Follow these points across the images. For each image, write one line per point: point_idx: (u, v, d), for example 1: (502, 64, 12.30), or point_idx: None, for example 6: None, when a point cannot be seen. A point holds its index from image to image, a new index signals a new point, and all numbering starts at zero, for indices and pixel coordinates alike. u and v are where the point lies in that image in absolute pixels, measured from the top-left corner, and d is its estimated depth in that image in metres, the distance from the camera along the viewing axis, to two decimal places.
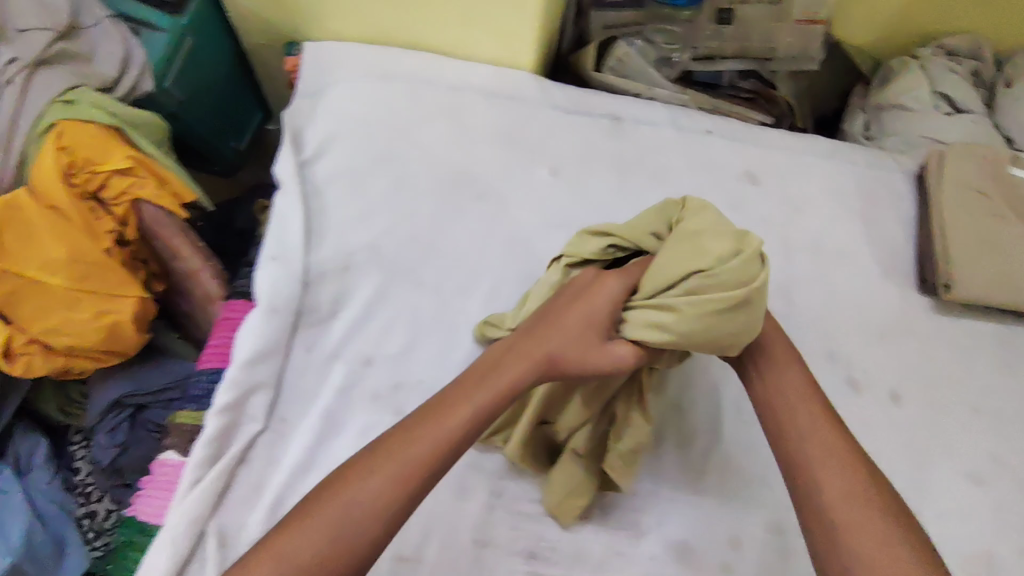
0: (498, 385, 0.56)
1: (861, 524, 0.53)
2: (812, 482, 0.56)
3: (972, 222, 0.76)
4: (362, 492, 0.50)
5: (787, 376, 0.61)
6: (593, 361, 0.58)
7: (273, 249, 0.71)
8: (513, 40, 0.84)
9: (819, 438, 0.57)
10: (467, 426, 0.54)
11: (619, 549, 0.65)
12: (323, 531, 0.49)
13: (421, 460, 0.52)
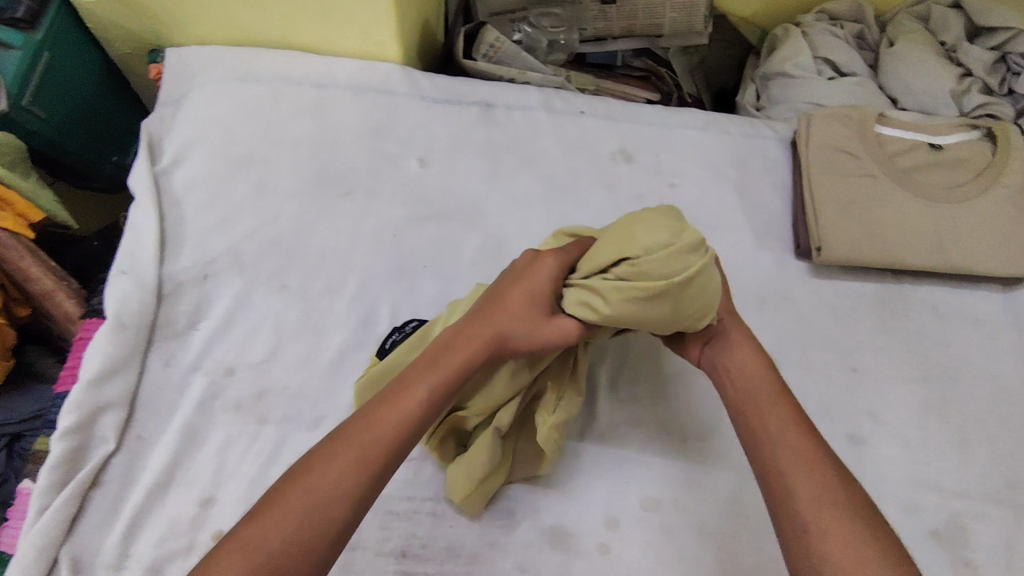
0: (453, 358, 0.56)
1: (836, 521, 0.51)
2: (785, 482, 0.54)
3: (838, 184, 0.77)
4: (328, 473, 0.49)
5: (759, 381, 0.61)
6: (531, 337, 0.58)
7: (124, 264, 0.69)
8: (373, 33, 0.81)
9: (797, 443, 0.56)
10: (425, 401, 0.54)
11: (493, 540, 0.64)
12: (289, 517, 0.47)
13: (385, 438, 0.51)
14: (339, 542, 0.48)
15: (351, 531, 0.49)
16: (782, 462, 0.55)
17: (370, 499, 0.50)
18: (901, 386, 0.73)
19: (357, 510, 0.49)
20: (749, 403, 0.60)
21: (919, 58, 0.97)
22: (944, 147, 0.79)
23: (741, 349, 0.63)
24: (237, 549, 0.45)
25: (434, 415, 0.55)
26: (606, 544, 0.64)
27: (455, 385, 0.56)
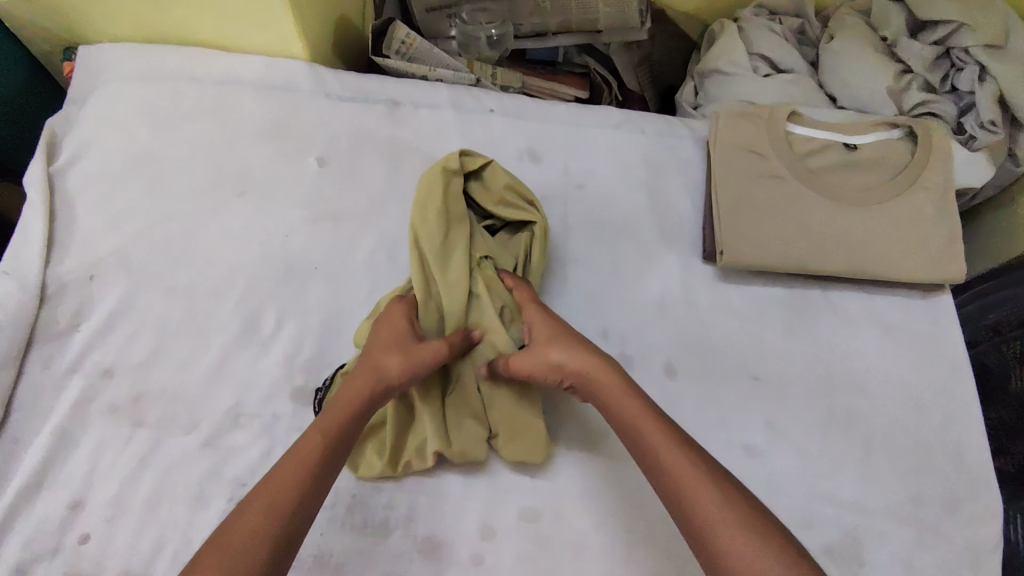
0: (340, 400, 0.58)
1: (735, 537, 0.48)
2: (682, 505, 0.51)
3: (744, 185, 0.74)
4: (243, 520, 0.49)
5: (625, 406, 0.57)
6: (403, 358, 0.60)
7: (8, 265, 0.69)
8: (276, 29, 0.80)
9: (678, 462, 0.52)
10: (323, 443, 0.55)
11: (363, 548, 0.61)
12: (209, 571, 0.47)
13: (283, 498, 0.51)
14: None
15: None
16: (672, 485, 0.52)
17: (296, 532, 0.51)
18: (805, 397, 0.71)
19: (282, 545, 0.49)
20: (626, 427, 0.56)
21: (855, 53, 0.93)
22: (858, 147, 0.76)
23: (598, 373, 0.59)
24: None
25: (340, 450, 0.56)
26: (482, 552, 0.62)
27: (354, 420, 0.57)
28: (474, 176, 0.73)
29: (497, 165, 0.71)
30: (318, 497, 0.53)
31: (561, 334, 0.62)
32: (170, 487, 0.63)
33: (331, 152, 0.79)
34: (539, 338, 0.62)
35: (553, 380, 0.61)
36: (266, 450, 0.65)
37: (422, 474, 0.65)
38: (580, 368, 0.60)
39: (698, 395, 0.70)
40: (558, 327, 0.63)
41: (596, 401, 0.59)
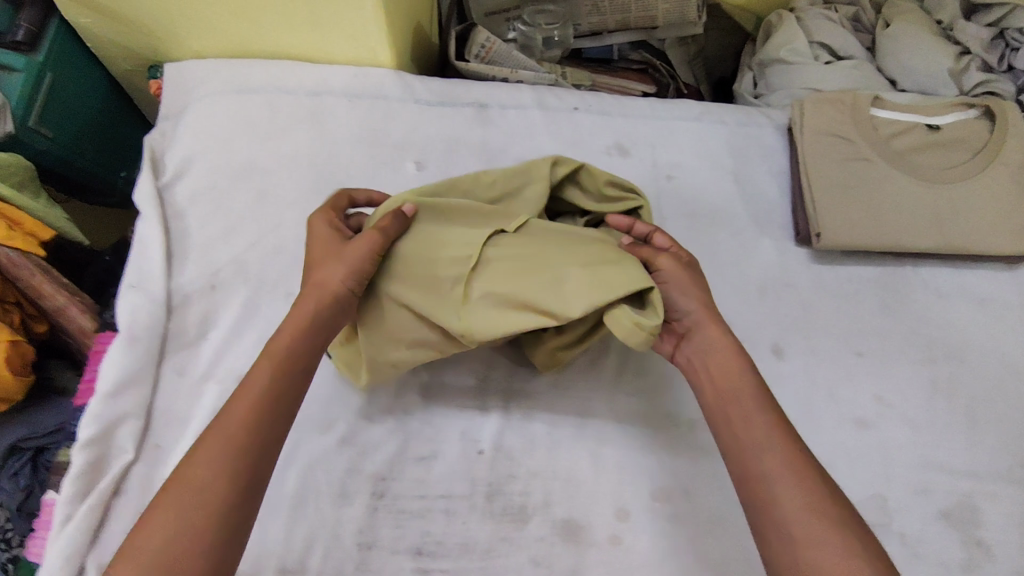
0: (289, 324, 0.60)
1: (793, 484, 0.52)
2: (755, 457, 0.54)
3: (834, 168, 0.77)
4: (201, 460, 0.52)
5: (728, 365, 0.59)
6: (344, 268, 0.63)
7: (133, 278, 0.71)
8: (365, 39, 0.82)
9: (766, 424, 0.55)
10: (273, 375, 0.57)
11: (505, 535, 0.65)
12: (173, 512, 0.49)
13: (239, 420, 0.54)
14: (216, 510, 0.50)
15: (220, 499, 0.50)
16: (752, 438, 0.55)
17: (260, 466, 0.53)
18: (906, 369, 0.74)
19: (245, 479, 0.52)
20: (716, 381, 0.60)
21: (914, 36, 0.96)
22: (941, 128, 0.79)
23: (717, 338, 0.61)
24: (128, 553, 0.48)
25: (286, 384, 0.58)
26: (617, 531, 0.65)
27: (302, 349, 0.59)
28: (574, 181, 0.75)
29: (589, 167, 0.74)
30: (273, 430, 0.55)
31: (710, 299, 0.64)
32: (315, 487, 0.66)
33: (427, 155, 0.81)
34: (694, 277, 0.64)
35: (687, 310, 0.63)
36: (402, 446, 0.68)
37: (553, 461, 0.67)
38: (713, 318, 0.62)
39: (804, 372, 0.73)
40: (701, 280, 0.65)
41: (701, 352, 0.61)
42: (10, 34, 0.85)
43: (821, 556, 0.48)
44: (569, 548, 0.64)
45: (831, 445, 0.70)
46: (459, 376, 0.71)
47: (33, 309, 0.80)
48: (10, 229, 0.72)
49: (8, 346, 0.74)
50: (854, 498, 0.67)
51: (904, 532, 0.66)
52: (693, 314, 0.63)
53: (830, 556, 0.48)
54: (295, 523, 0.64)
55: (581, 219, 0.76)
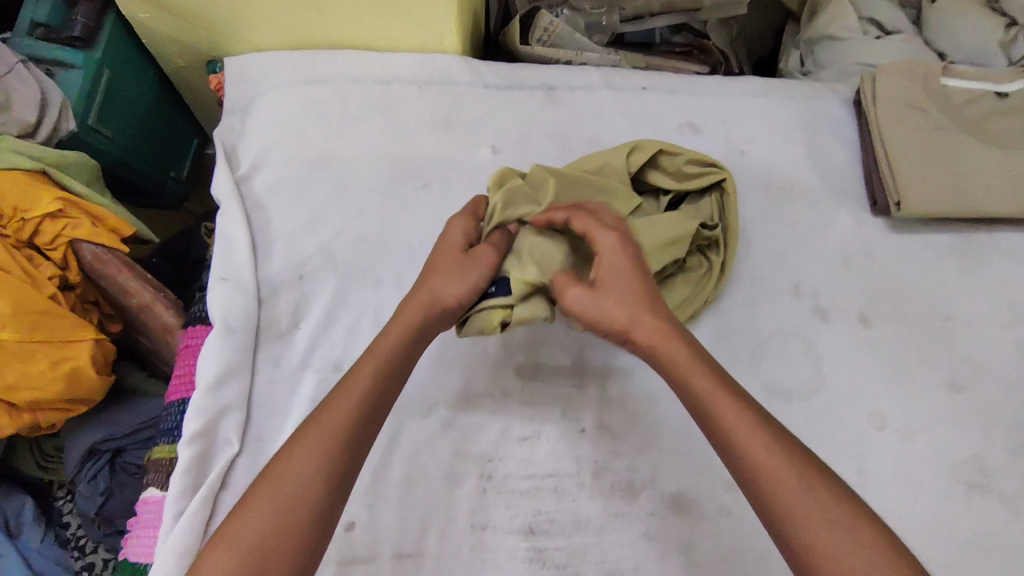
0: (394, 332, 0.58)
1: (783, 477, 0.48)
2: (734, 451, 0.50)
3: (910, 136, 0.78)
4: (291, 462, 0.50)
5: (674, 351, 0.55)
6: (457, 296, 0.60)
7: (222, 270, 0.71)
8: (433, 26, 0.81)
9: (731, 413, 0.51)
10: (375, 374, 0.55)
11: (616, 511, 0.64)
12: (266, 508, 0.48)
13: (341, 420, 0.52)
14: (307, 518, 0.49)
15: (324, 509, 0.50)
16: (722, 432, 0.51)
17: (350, 473, 0.52)
18: (990, 332, 0.75)
19: (336, 488, 0.51)
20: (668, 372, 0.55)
21: (965, 9, 0.94)
22: (1009, 94, 0.80)
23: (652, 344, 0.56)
24: (219, 550, 0.47)
25: (388, 385, 0.56)
26: (726, 502, 0.65)
27: (401, 356, 0.57)
28: (654, 164, 0.73)
29: (670, 147, 0.72)
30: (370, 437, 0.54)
31: (633, 291, 0.58)
32: (422, 470, 0.65)
33: (501, 138, 0.81)
34: (604, 289, 0.58)
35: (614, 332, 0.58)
36: (506, 426, 0.67)
37: (656, 436, 0.67)
38: (647, 322, 0.57)
39: (893, 338, 0.73)
40: (638, 261, 0.60)
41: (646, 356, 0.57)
42: (66, 28, 0.81)
43: (826, 551, 0.45)
44: (680, 520, 0.64)
45: (927, 408, 0.70)
46: (555, 354, 0.71)
47: (109, 308, 0.81)
48: (93, 226, 0.75)
49: (91, 346, 0.73)
50: (955, 459, 0.68)
51: (1006, 490, 0.67)
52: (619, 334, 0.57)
53: (835, 544, 0.46)
54: (406, 507, 0.63)
55: (664, 198, 0.74)
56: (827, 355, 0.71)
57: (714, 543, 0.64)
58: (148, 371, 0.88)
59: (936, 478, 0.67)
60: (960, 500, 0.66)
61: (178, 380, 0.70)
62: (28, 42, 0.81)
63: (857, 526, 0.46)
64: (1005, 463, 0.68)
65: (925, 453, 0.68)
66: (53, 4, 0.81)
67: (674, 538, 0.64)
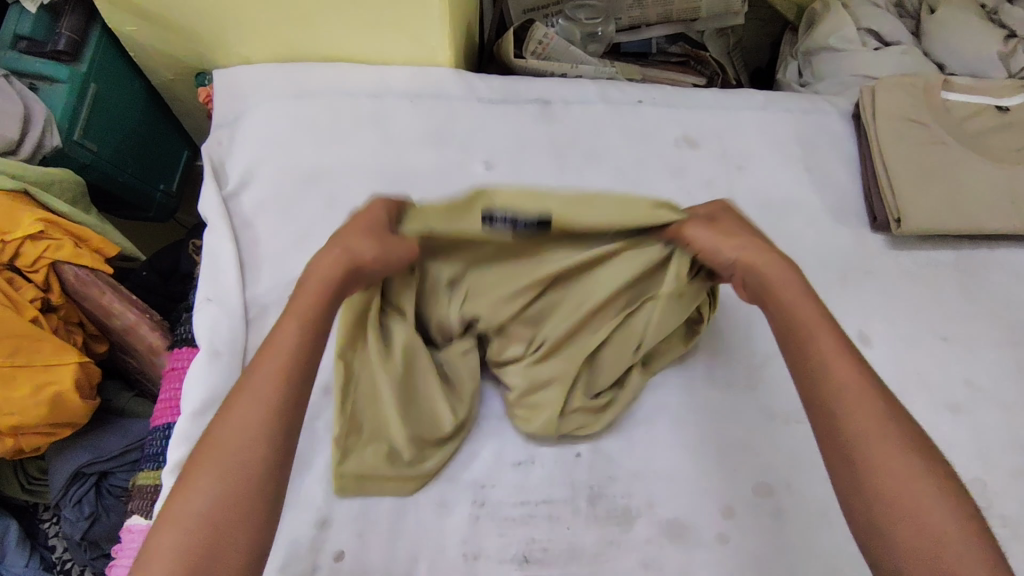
0: (307, 295, 0.54)
1: (860, 403, 0.47)
2: (823, 371, 0.50)
3: (911, 152, 0.78)
4: (228, 424, 0.46)
5: (777, 271, 0.56)
6: (368, 239, 0.58)
7: (208, 291, 0.69)
8: (425, 39, 0.79)
9: (828, 342, 0.51)
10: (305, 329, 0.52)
11: (612, 538, 0.62)
12: (210, 478, 0.44)
13: (277, 376, 0.49)
14: (262, 477, 0.45)
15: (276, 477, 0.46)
16: (813, 355, 0.51)
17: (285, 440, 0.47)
18: (988, 353, 0.73)
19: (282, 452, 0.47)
20: (767, 286, 0.56)
21: (965, 19, 0.92)
22: (1010, 109, 0.79)
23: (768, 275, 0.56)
24: (166, 528, 0.43)
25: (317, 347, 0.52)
26: (724, 528, 0.63)
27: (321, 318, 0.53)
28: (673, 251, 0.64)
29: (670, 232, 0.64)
30: (299, 406, 0.49)
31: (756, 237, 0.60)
32: (413, 498, 0.63)
33: (494, 152, 0.79)
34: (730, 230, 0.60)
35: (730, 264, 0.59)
36: (499, 452, 0.65)
37: (653, 460, 0.66)
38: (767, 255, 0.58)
39: (892, 356, 0.72)
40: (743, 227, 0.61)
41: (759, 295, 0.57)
42: (51, 42, 0.80)
43: (880, 471, 0.45)
44: (678, 547, 0.62)
45: (928, 428, 0.68)
46: None
47: (95, 329, 0.80)
48: (77, 247, 0.74)
49: (76, 369, 0.71)
50: (958, 481, 0.66)
51: (1011, 515, 0.65)
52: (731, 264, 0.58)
53: (898, 473, 0.44)
54: (394, 536, 0.61)
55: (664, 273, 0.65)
56: None
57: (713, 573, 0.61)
58: (135, 391, 0.87)
59: None
60: None
61: (165, 406, 0.69)
62: (11, 55, 0.79)
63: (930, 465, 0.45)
64: (1009, 485, 0.66)
65: None
66: (37, 18, 0.80)
67: (672, 565, 0.62)
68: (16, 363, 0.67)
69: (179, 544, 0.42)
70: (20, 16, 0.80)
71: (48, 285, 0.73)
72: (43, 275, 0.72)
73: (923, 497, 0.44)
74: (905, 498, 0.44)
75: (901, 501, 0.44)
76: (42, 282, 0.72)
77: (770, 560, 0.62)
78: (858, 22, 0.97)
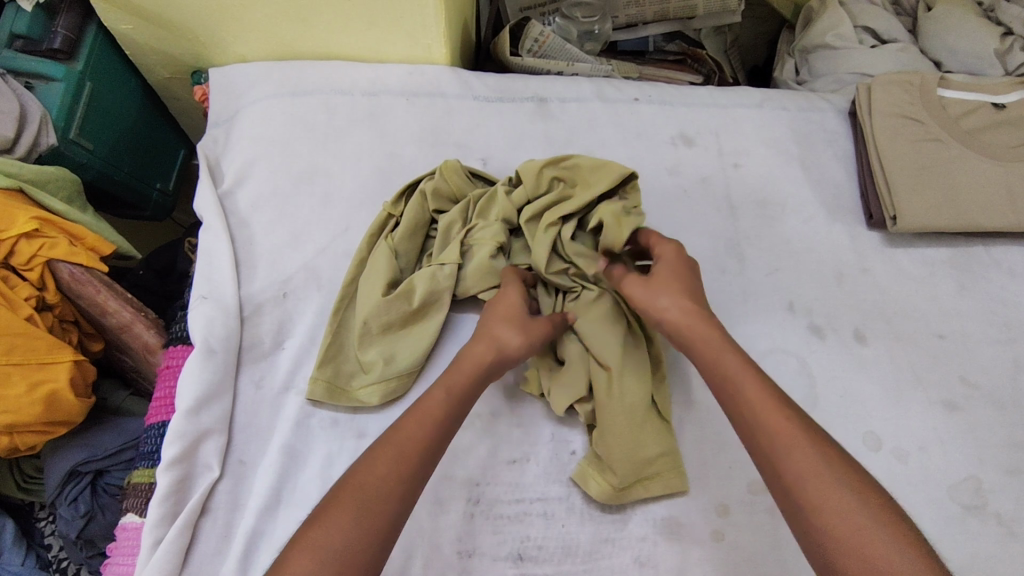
0: (463, 370, 0.58)
1: (792, 444, 0.49)
2: (756, 430, 0.51)
3: (906, 149, 0.77)
4: (373, 470, 0.49)
5: (697, 325, 0.58)
6: (519, 331, 0.61)
7: (203, 289, 0.69)
8: (420, 37, 0.79)
9: (755, 390, 0.52)
10: (447, 401, 0.55)
11: (607, 536, 0.62)
12: (351, 521, 0.47)
13: (419, 439, 0.52)
14: (393, 528, 0.48)
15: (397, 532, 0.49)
16: (756, 423, 0.51)
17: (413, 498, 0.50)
18: (982, 351, 0.73)
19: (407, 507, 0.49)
20: (692, 343, 0.58)
21: (962, 17, 0.92)
22: (1007, 106, 0.79)
23: (696, 329, 0.58)
24: (296, 555, 0.45)
25: (456, 417, 0.56)
26: (717, 525, 0.63)
27: (469, 391, 0.57)
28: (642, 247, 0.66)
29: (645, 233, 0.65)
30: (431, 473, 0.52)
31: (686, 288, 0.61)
32: None
33: (489, 149, 0.79)
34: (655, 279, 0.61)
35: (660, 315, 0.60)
36: (494, 450, 0.65)
37: None
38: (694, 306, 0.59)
39: (886, 353, 0.72)
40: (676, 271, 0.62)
41: (685, 343, 0.58)
42: (47, 40, 0.80)
43: (829, 521, 0.45)
44: (672, 543, 0.62)
45: (923, 426, 0.68)
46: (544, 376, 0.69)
47: (90, 328, 0.80)
48: (71, 245, 0.74)
49: (71, 367, 0.71)
50: (953, 479, 0.66)
51: (1005, 514, 0.64)
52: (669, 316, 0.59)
53: (840, 508, 0.45)
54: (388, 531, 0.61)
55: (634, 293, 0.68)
56: (820, 373, 0.70)
57: (706, 572, 0.61)
58: (131, 390, 0.87)
59: (932, 501, 0.64)
60: (958, 524, 0.63)
61: (161, 403, 0.69)
62: (7, 54, 0.79)
63: (866, 496, 0.46)
64: (1004, 483, 0.66)
65: (922, 473, 0.66)
66: (33, 16, 0.80)
67: (666, 562, 0.61)
68: (11, 361, 0.67)
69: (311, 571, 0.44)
70: (15, 15, 0.80)
71: (42, 283, 0.72)
72: (37, 274, 0.72)
73: (867, 533, 0.44)
74: (850, 537, 0.44)
75: (859, 556, 0.43)
76: (36, 281, 0.72)
77: (762, 557, 0.62)
78: (854, 19, 0.97)
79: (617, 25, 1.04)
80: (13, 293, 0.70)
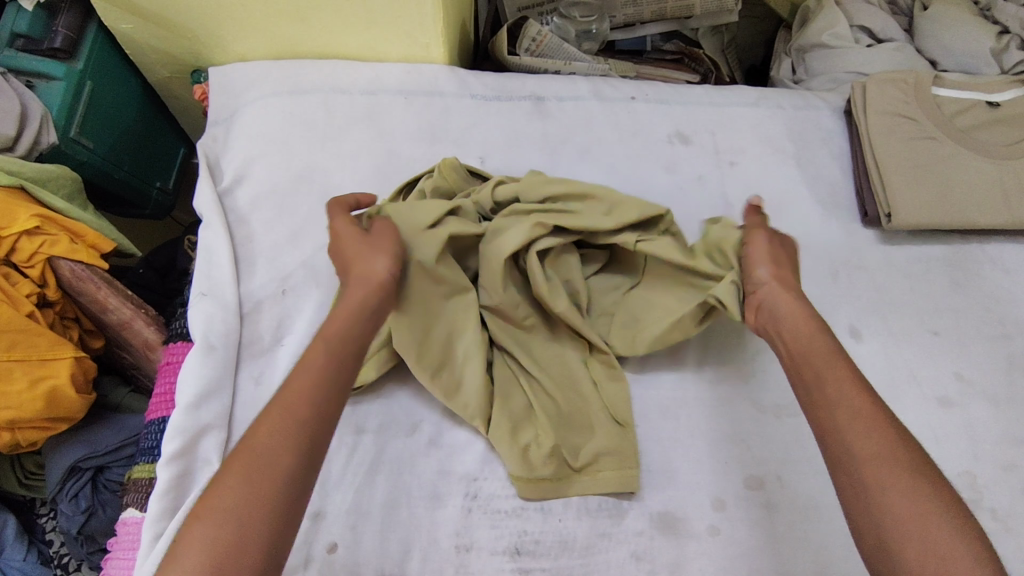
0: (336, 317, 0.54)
1: (862, 430, 0.49)
2: (829, 413, 0.52)
3: (902, 148, 0.78)
4: (259, 431, 0.47)
5: (795, 303, 0.59)
6: (385, 255, 0.59)
7: (203, 286, 0.70)
8: (419, 36, 0.80)
9: (839, 373, 0.53)
10: (326, 350, 0.52)
11: (604, 530, 0.63)
12: (243, 483, 0.45)
13: (303, 392, 0.49)
14: (296, 484, 0.46)
15: (304, 488, 0.47)
16: (838, 406, 0.52)
17: (317, 457, 0.48)
18: (977, 347, 0.74)
19: (308, 460, 0.47)
20: (779, 318, 0.59)
21: (957, 16, 0.92)
22: (1001, 104, 0.79)
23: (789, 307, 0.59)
24: (195, 526, 0.44)
25: (343, 359, 0.53)
26: (713, 519, 0.64)
27: (351, 330, 0.54)
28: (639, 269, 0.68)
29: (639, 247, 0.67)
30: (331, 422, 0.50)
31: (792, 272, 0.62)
32: (405, 490, 0.63)
33: (487, 147, 0.80)
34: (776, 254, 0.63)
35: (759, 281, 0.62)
36: (491, 446, 0.66)
37: (644, 452, 0.66)
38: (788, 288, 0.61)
39: (882, 349, 0.72)
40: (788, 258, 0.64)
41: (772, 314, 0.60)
42: (48, 40, 0.80)
43: (893, 506, 0.46)
44: (668, 537, 0.63)
45: (919, 422, 0.69)
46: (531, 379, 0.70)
47: (91, 325, 0.81)
48: (73, 243, 0.75)
49: (72, 362, 0.72)
50: (948, 473, 0.66)
51: (999, 508, 0.65)
52: (766, 282, 0.61)
53: (903, 495, 0.46)
54: (386, 525, 0.62)
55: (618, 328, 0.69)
56: None
57: (703, 566, 0.62)
58: (131, 387, 0.88)
59: None
60: None
61: (161, 399, 0.70)
62: (8, 53, 0.79)
63: (932, 485, 0.46)
64: (999, 477, 0.66)
65: None
66: (34, 15, 0.81)
67: (662, 555, 0.62)
68: (12, 357, 0.67)
69: (207, 539, 0.43)
70: (16, 14, 0.80)
71: (44, 280, 0.73)
72: (38, 272, 0.72)
73: (929, 518, 0.45)
74: (913, 520, 0.45)
75: (920, 540, 0.44)
76: (37, 278, 0.73)
77: (757, 550, 0.62)
78: (850, 19, 0.97)
79: (615, 25, 1.04)
80: (14, 289, 0.71)
